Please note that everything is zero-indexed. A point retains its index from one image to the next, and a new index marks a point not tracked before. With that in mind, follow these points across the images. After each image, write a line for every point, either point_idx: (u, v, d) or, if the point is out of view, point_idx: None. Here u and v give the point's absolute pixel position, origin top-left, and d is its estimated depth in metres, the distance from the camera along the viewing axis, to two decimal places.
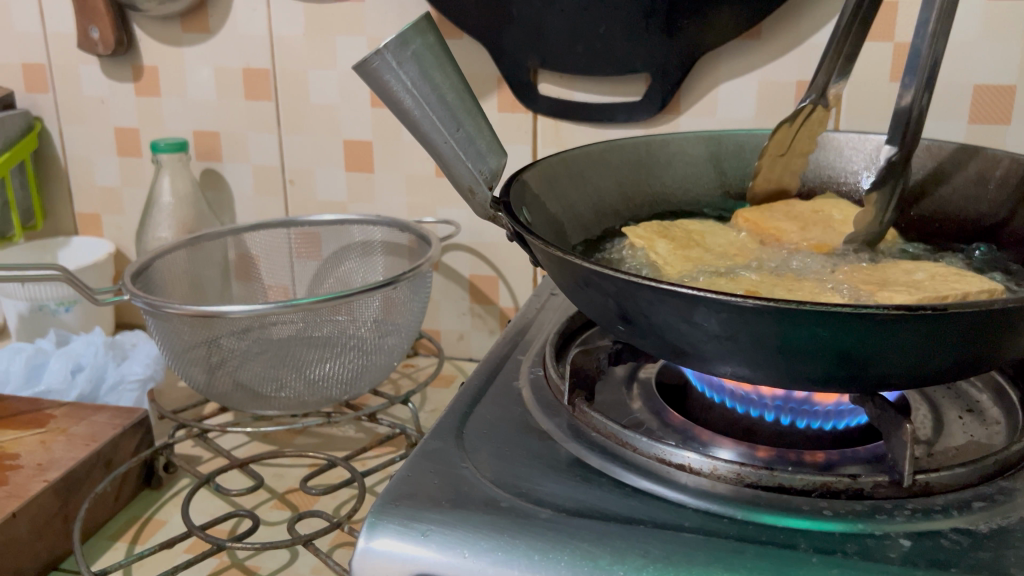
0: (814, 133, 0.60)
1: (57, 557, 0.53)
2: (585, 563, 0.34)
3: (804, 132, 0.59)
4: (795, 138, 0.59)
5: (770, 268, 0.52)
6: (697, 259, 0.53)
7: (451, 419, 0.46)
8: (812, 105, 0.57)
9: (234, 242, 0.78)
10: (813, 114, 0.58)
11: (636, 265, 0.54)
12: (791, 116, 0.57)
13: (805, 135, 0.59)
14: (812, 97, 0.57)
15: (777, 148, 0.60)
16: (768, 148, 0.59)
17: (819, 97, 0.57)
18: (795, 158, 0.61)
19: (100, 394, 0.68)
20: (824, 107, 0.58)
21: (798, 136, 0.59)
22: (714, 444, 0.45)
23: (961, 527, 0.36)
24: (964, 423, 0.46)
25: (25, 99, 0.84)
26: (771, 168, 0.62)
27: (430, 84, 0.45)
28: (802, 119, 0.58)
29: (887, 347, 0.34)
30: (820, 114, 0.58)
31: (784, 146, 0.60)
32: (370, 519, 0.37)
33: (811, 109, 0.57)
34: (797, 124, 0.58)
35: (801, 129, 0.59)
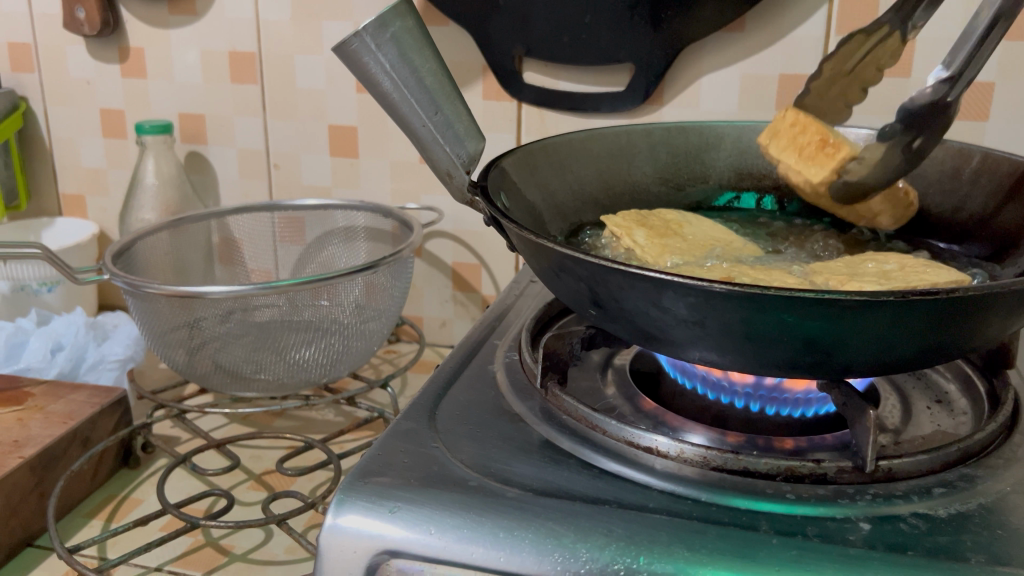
0: (883, 64, 0.56)
1: (32, 534, 0.53)
2: (549, 541, 0.34)
3: (878, 53, 0.55)
4: (863, 61, 0.56)
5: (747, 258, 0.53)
6: (675, 246, 0.53)
7: (425, 400, 0.46)
8: (889, 26, 0.53)
9: (218, 225, 0.78)
10: (889, 40, 0.54)
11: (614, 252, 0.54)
12: (858, 32, 0.54)
13: (874, 62, 0.56)
14: (889, 16, 0.53)
15: (841, 62, 0.57)
16: (830, 57, 0.57)
17: (894, 17, 0.53)
18: (851, 88, 0.58)
19: (79, 373, 0.68)
20: (902, 37, 0.53)
21: (869, 56, 0.56)
22: (685, 429, 0.45)
23: (921, 511, 0.36)
24: (933, 413, 0.47)
25: (10, 79, 0.84)
26: (826, 87, 0.58)
27: (409, 67, 0.45)
28: (875, 39, 0.55)
29: (850, 333, 0.35)
30: (896, 43, 0.54)
31: (851, 64, 0.56)
32: (339, 496, 0.37)
33: (887, 30, 0.54)
34: (868, 45, 0.55)
35: (873, 52, 0.55)
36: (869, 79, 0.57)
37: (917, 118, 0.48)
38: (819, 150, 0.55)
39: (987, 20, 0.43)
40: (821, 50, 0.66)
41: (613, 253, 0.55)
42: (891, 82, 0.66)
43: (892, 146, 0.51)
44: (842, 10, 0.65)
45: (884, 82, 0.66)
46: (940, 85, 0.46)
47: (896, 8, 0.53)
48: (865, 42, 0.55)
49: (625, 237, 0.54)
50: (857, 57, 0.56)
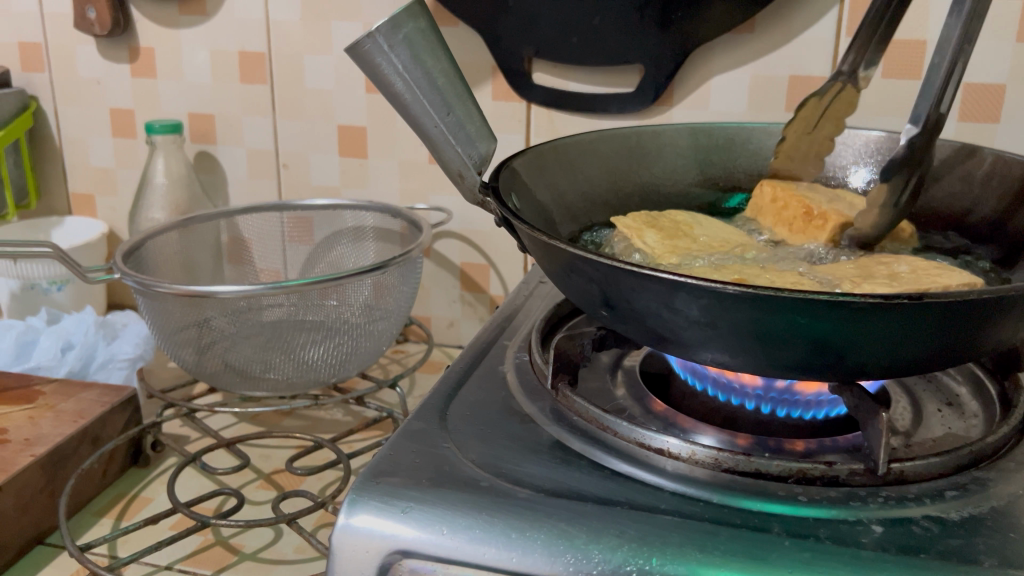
0: (842, 118, 0.59)
1: (43, 532, 0.54)
2: (561, 542, 0.34)
3: (833, 112, 0.58)
4: (824, 117, 0.59)
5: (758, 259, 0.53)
6: (685, 248, 0.53)
7: (436, 400, 0.46)
8: (842, 83, 0.57)
9: (227, 225, 0.78)
10: (842, 95, 0.57)
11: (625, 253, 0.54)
12: (816, 92, 0.57)
13: (834, 117, 0.59)
14: (840, 74, 0.57)
15: (803, 123, 0.59)
16: (794, 121, 0.59)
17: (846, 76, 0.57)
18: (820, 144, 0.60)
19: (90, 372, 0.68)
20: (853, 89, 0.57)
21: (826, 114, 0.58)
22: (695, 431, 0.45)
23: (933, 514, 0.36)
24: (943, 415, 0.47)
25: (21, 79, 0.84)
26: (795, 146, 0.60)
27: (421, 68, 0.45)
28: (830, 96, 0.58)
29: (864, 336, 0.35)
30: (851, 95, 0.57)
31: (813, 121, 0.59)
32: (351, 496, 0.37)
33: (841, 86, 0.57)
34: (826, 102, 0.58)
35: (831, 108, 0.58)
36: (833, 131, 0.59)
37: (897, 170, 0.49)
38: (806, 222, 0.56)
39: (943, 68, 0.45)
40: (831, 52, 0.66)
41: (623, 254, 0.55)
42: (901, 83, 0.66)
43: (884, 200, 0.51)
44: (851, 12, 0.65)
45: (894, 83, 0.66)
46: (914, 136, 0.47)
47: (846, 64, 0.56)
48: (824, 100, 0.58)
49: (636, 239, 0.54)
50: (819, 115, 0.58)
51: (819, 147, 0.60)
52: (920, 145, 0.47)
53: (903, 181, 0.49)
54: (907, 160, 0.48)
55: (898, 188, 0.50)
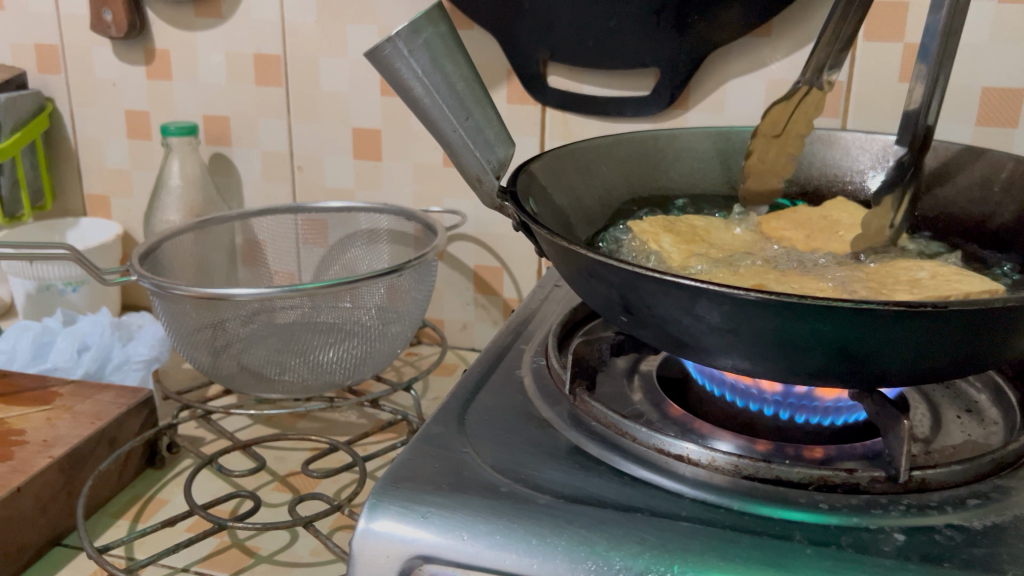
0: (809, 120, 0.60)
1: (61, 533, 0.54)
2: (581, 549, 0.34)
3: (802, 114, 0.60)
4: (790, 122, 0.60)
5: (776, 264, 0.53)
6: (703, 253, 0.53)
7: (454, 404, 0.46)
8: (808, 86, 0.58)
9: (242, 226, 0.78)
10: (809, 96, 0.59)
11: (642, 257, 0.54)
12: (785, 95, 0.58)
13: (800, 119, 0.60)
14: (806, 78, 0.58)
15: (769, 129, 0.60)
16: (760, 130, 0.60)
17: (813, 78, 0.58)
18: (790, 147, 0.61)
19: (105, 373, 0.69)
20: (819, 90, 0.59)
21: (794, 116, 0.60)
22: (713, 437, 0.45)
23: (955, 523, 0.36)
24: (962, 422, 0.47)
25: (37, 80, 0.84)
26: (766, 153, 0.61)
27: (440, 73, 0.45)
28: (797, 100, 0.59)
29: (886, 343, 0.35)
30: (817, 97, 0.59)
31: (779, 127, 0.60)
32: (371, 500, 0.37)
33: (807, 89, 0.59)
34: (793, 105, 0.59)
35: (798, 110, 0.60)
36: (799, 132, 0.61)
37: (891, 186, 0.53)
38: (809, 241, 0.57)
39: (928, 77, 0.49)
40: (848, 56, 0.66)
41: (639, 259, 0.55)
42: None
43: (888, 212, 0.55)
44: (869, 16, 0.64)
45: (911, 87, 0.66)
46: (902, 155, 0.52)
47: (809, 69, 0.58)
48: (791, 104, 0.59)
49: (652, 244, 0.54)
50: (786, 120, 0.60)
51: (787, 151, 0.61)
52: (910, 163, 0.52)
53: (897, 196, 0.53)
54: (900, 175, 0.52)
55: (898, 201, 0.54)
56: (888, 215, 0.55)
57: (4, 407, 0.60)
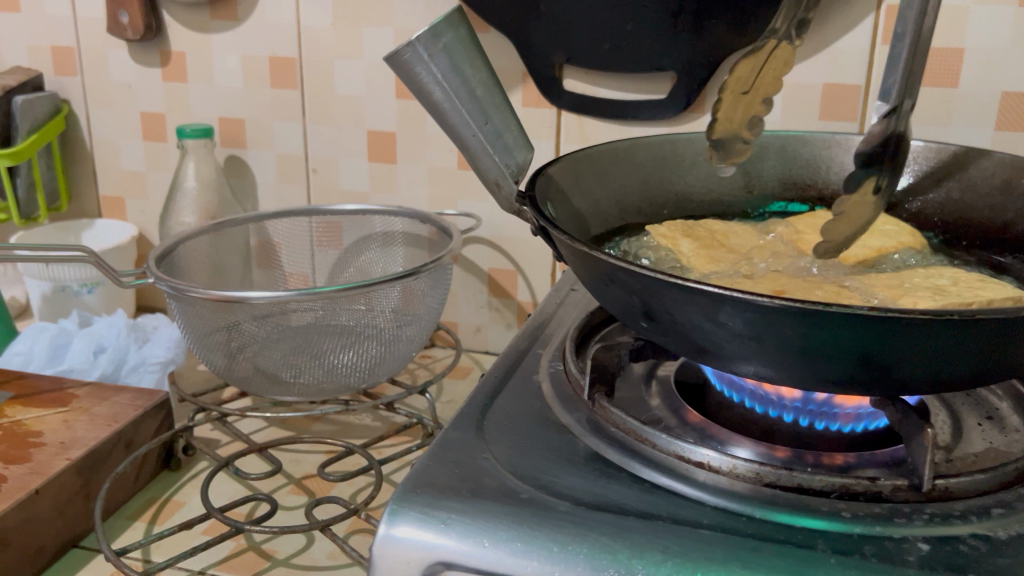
0: (778, 78, 0.57)
1: (78, 535, 0.54)
2: (604, 556, 0.34)
3: (768, 71, 0.56)
4: (759, 78, 0.56)
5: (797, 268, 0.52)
6: (721, 258, 0.53)
7: (472, 409, 0.46)
8: (777, 41, 0.55)
9: (256, 229, 0.78)
10: (777, 52, 0.56)
11: (661, 262, 0.54)
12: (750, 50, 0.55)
13: (769, 76, 0.57)
14: (776, 31, 0.55)
15: (737, 85, 0.57)
16: (727, 85, 0.57)
17: (782, 30, 0.55)
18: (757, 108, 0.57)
19: (121, 375, 0.69)
20: (788, 44, 0.56)
21: (761, 72, 0.56)
22: (732, 443, 0.45)
23: (979, 533, 0.36)
24: (983, 430, 0.46)
25: (53, 82, 0.85)
26: (732, 111, 0.57)
27: (460, 78, 0.45)
28: (765, 56, 0.56)
29: (911, 351, 0.34)
30: (786, 53, 0.56)
31: (747, 83, 0.56)
32: (391, 506, 0.37)
33: (775, 43, 0.55)
34: (760, 62, 0.56)
35: (766, 66, 0.56)
36: (767, 90, 0.57)
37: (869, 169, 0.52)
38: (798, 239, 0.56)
39: (906, 45, 0.46)
40: (866, 60, 0.66)
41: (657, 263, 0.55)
42: (936, 92, 0.65)
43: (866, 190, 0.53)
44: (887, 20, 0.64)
45: (930, 92, 0.65)
46: (877, 131, 0.50)
47: (783, 20, 0.55)
48: (759, 60, 0.56)
49: (670, 248, 0.54)
50: (754, 76, 0.56)
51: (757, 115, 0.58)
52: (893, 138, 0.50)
53: (885, 167, 0.52)
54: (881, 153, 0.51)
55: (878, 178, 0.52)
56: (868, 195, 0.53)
57: (22, 409, 0.60)
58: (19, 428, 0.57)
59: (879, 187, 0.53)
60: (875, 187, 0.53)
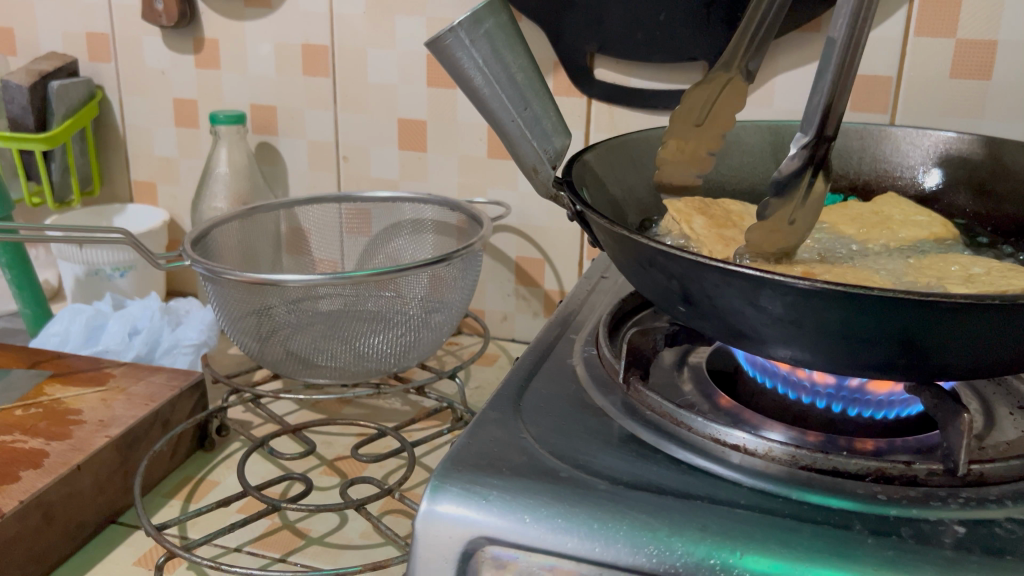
0: (730, 111, 0.54)
1: (116, 511, 0.55)
2: (644, 534, 0.35)
3: (719, 105, 0.54)
4: (711, 112, 0.54)
5: (809, 247, 0.53)
6: (731, 238, 0.52)
7: (508, 391, 0.47)
8: (730, 74, 0.53)
9: (286, 215, 0.79)
10: (730, 85, 0.53)
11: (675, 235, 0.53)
12: (701, 81, 0.52)
13: (722, 111, 0.54)
14: (730, 64, 0.52)
15: (689, 118, 0.53)
16: (679, 117, 0.53)
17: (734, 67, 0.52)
18: (707, 140, 0.55)
19: (155, 356, 0.70)
20: (741, 79, 0.53)
21: (713, 108, 0.53)
22: (765, 427, 0.45)
23: (1016, 517, 0.36)
24: (1015, 419, 0.46)
25: (88, 68, 0.86)
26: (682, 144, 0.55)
27: (500, 64, 0.45)
28: (718, 86, 0.53)
29: (950, 336, 0.35)
30: (738, 86, 0.53)
31: (698, 118, 0.53)
32: (433, 482, 0.38)
33: (730, 77, 0.53)
34: (713, 92, 0.53)
35: (719, 100, 0.53)
36: (721, 126, 0.55)
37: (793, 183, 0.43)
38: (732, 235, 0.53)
39: (834, 64, 0.40)
40: (899, 52, 0.66)
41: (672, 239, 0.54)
42: (968, 84, 0.65)
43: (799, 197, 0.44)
44: (921, 10, 0.64)
45: (961, 83, 0.65)
46: (805, 147, 0.42)
47: (733, 54, 0.52)
48: (712, 91, 0.53)
49: (683, 223, 0.53)
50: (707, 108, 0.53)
51: (706, 145, 0.56)
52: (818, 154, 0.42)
53: (806, 185, 0.43)
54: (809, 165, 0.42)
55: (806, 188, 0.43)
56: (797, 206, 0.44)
57: (61, 388, 0.61)
58: (58, 406, 0.58)
59: (797, 220, 0.45)
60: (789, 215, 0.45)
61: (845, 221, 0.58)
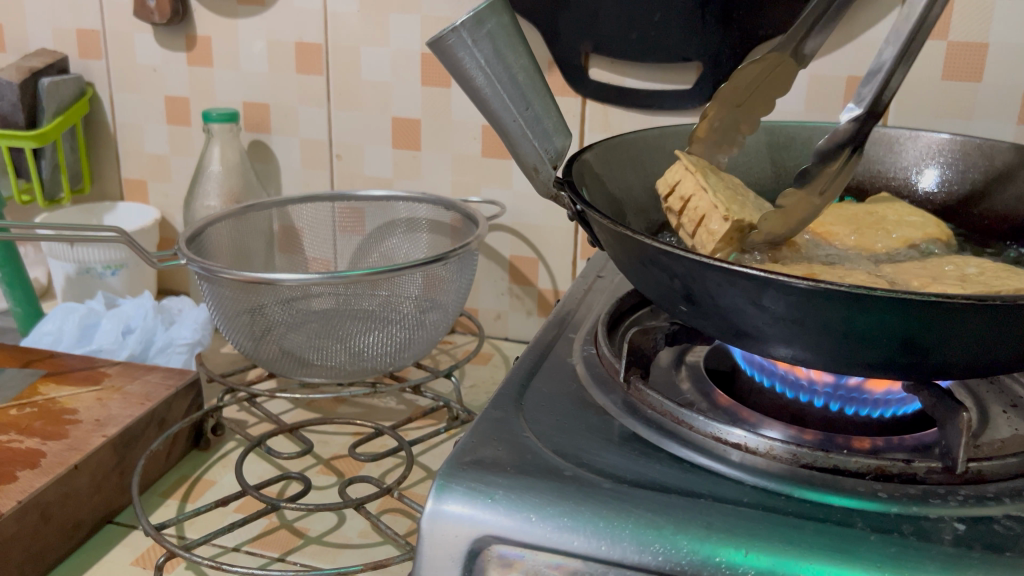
0: (773, 95, 0.53)
1: (113, 511, 0.55)
2: (649, 532, 0.35)
3: (763, 85, 0.52)
4: (755, 91, 0.52)
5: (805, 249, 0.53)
6: (742, 202, 0.49)
7: (510, 390, 0.47)
8: (784, 55, 0.51)
9: (279, 213, 0.79)
10: (780, 66, 0.52)
11: (689, 186, 0.49)
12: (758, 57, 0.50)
13: (764, 93, 0.53)
14: (788, 45, 0.51)
15: (733, 94, 0.52)
16: (724, 93, 0.52)
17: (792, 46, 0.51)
18: (743, 121, 0.54)
19: (149, 355, 0.70)
20: (793, 62, 0.52)
21: (760, 84, 0.52)
22: (763, 425, 0.45)
23: (1013, 514, 0.37)
24: (1009, 417, 0.47)
25: (78, 65, 0.85)
26: (718, 119, 0.53)
27: (502, 64, 0.46)
28: (768, 64, 0.51)
29: (952, 334, 0.35)
30: (788, 69, 0.52)
31: (740, 96, 0.52)
32: (439, 481, 0.38)
33: (782, 57, 0.51)
34: (760, 73, 0.52)
35: (765, 80, 0.52)
36: (759, 107, 0.53)
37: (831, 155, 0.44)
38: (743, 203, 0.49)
39: (900, 42, 0.40)
40: None
41: (680, 190, 0.50)
42: (961, 86, 0.66)
43: (833, 171, 0.45)
44: None
45: (953, 85, 0.66)
46: (854, 120, 0.42)
47: (795, 34, 0.50)
48: (761, 70, 0.51)
49: (698, 175, 0.49)
50: (751, 86, 0.52)
51: (740, 126, 0.54)
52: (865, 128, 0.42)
53: (846, 158, 0.44)
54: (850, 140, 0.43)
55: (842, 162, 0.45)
56: (824, 184, 0.45)
57: (55, 387, 0.61)
58: (53, 406, 0.58)
59: (825, 195, 0.46)
60: (819, 188, 0.46)
61: (840, 221, 0.58)
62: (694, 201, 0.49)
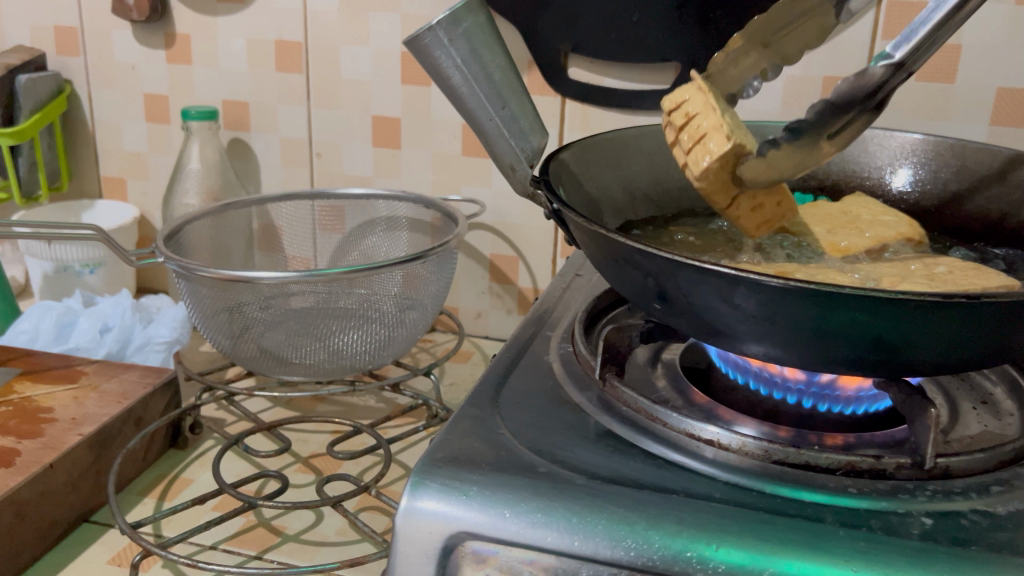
0: (803, 43, 0.53)
1: (89, 510, 0.55)
2: (621, 527, 0.35)
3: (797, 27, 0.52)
4: (787, 31, 0.52)
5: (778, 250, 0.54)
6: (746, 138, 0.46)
7: (486, 387, 0.47)
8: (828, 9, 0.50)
9: (259, 212, 0.79)
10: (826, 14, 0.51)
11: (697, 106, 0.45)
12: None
13: (795, 38, 0.53)
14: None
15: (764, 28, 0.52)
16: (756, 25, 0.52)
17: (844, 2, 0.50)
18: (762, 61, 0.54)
19: (127, 354, 0.70)
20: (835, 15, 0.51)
21: (796, 25, 0.52)
22: (737, 422, 0.46)
23: (979, 508, 0.37)
24: (978, 414, 0.48)
25: (56, 62, 0.85)
26: (743, 54, 0.53)
27: (478, 63, 0.46)
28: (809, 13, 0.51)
29: (920, 331, 0.35)
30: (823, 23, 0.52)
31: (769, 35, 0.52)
32: (414, 478, 0.38)
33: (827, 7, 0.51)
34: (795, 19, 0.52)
35: (800, 25, 0.52)
36: (788, 49, 0.54)
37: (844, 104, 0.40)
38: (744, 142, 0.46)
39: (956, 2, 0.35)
40: (866, 54, 0.67)
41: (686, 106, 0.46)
42: (934, 87, 0.67)
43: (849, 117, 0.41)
44: (887, 16, 0.66)
45: (927, 86, 0.67)
46: (882, 69, 0.38)
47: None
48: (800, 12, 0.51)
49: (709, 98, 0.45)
50: (781, 26, 0.52)
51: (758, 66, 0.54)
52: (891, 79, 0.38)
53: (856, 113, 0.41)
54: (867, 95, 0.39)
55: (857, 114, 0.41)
56: (833, 128, 0.42)
57: (31, 385, 0.61)
58: (29, 404, 0.58)
59: (832, 139, 0.42)
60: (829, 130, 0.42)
61: (814, 220, 0.59)
62: (698, 119, 0.45)
